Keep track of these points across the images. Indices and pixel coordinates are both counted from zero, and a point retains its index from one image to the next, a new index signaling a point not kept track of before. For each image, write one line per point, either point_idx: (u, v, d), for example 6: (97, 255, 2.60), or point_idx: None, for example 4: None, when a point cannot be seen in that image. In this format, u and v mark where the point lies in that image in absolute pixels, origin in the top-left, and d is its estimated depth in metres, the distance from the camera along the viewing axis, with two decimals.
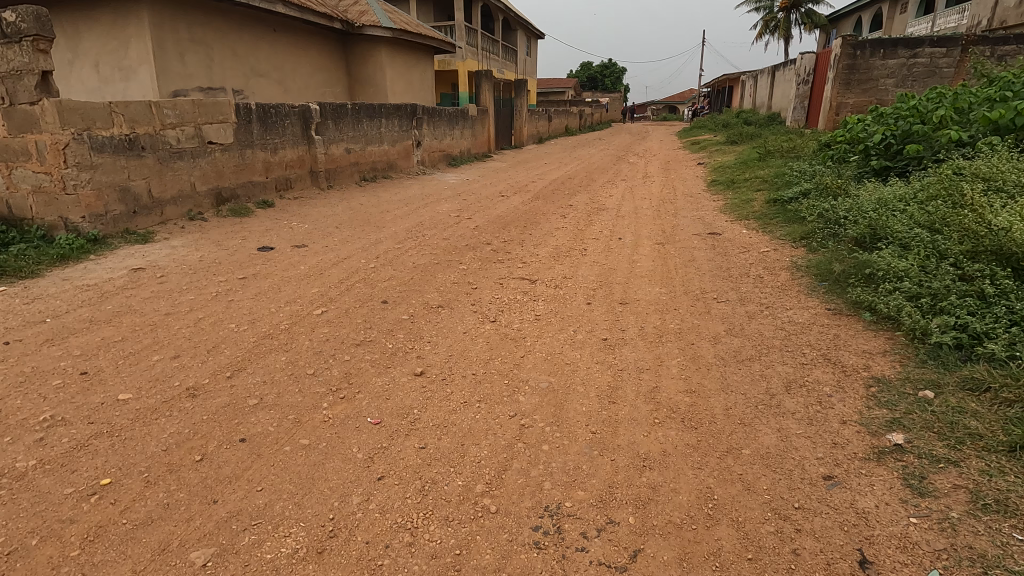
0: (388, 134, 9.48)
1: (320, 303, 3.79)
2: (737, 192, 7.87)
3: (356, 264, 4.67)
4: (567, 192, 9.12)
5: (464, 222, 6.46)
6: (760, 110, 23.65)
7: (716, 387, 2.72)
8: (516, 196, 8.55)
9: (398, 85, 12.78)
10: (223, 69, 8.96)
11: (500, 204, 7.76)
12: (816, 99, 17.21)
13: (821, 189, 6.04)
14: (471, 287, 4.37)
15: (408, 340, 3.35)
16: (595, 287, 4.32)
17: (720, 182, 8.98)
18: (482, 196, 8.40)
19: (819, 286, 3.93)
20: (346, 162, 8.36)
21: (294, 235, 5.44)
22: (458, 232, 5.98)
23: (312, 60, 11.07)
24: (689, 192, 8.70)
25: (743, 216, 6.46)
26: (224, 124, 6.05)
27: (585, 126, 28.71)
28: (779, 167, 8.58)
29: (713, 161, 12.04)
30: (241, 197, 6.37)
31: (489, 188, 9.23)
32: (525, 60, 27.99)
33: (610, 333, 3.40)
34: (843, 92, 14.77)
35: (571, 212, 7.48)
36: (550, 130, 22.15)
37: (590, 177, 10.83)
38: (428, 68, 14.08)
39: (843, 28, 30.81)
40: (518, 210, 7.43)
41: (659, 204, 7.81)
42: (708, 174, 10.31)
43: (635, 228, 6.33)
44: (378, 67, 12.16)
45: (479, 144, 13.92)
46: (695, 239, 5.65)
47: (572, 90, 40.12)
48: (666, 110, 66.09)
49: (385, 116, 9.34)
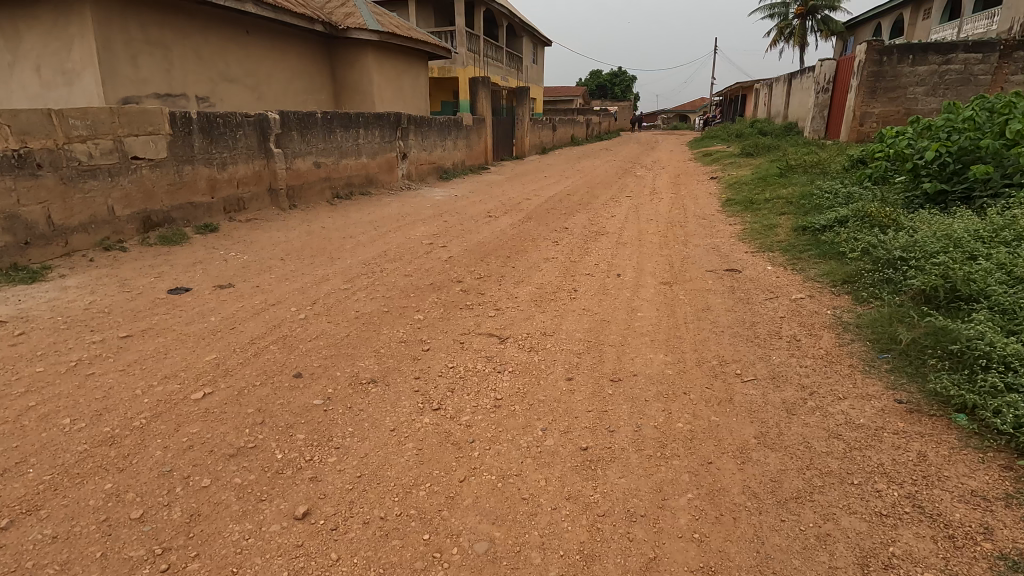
0: (366, 146, 8.60)
1: (208, 378, 2.85)
2: (756, 215, 6.86)
3: (283, 313, 3.75)
4: (563, 211, 8.17)
5: (437, 251, 5.53)
6: (775, 119, 22.62)
7: (749, 564, 1.72)
8: (505, 217, 7.62)
9: (387, 93, 11.94)
10: (184, 74, 8.13)
11: (485, 227, 6.83)
12: (837, 108, 16.15)
13: (862, 217, 5.04)
14: (422, 348, 3.42)
15: (307, 445, 2.40)
16: (579, 351, 3.36)
17: (736, 201, 7.96)
18: (467, 217, 7.47)
19: (880, 358, 2.95)
20: (315, 178, 7.47)
21: (224, 271, 4.53)
22: (426, 266, 5.04)
23: (290, 65, 10.24)
24: (701, 213, 7.71)
25: (765, 246, 5.47)
26: (154, 136, 5.17)
27: (592, 135, 27.78)
28: (804, 185, 7.56)
29: (728, 176, 11.04)
30: (177, 221, 5.48)
31: (477, 207, 8.29)
32: (530, 68, 27.20)
33: (590, 438, 2.43)
34: (868, 100, 13.71)
35: (566, 238, 6.52)
36: (554, 140, 21.24)
37: (591, 193, 9.88)
38: (421, 74, 13.23)
39: (862, 36, 29.74)
40: (505, 235, 6.50)
41: (667, 228, 6.82)
42: (722, 191, 9.30)
43: (637, 261, 5.36)
44: (364, 73, 11.33)
45: (474, 156, 13.02)
46: (707, 278, 4.67)
47: (580, 98, 39.32)
48: (677, 119, 65.06)
49: (363, 127, 8.46)
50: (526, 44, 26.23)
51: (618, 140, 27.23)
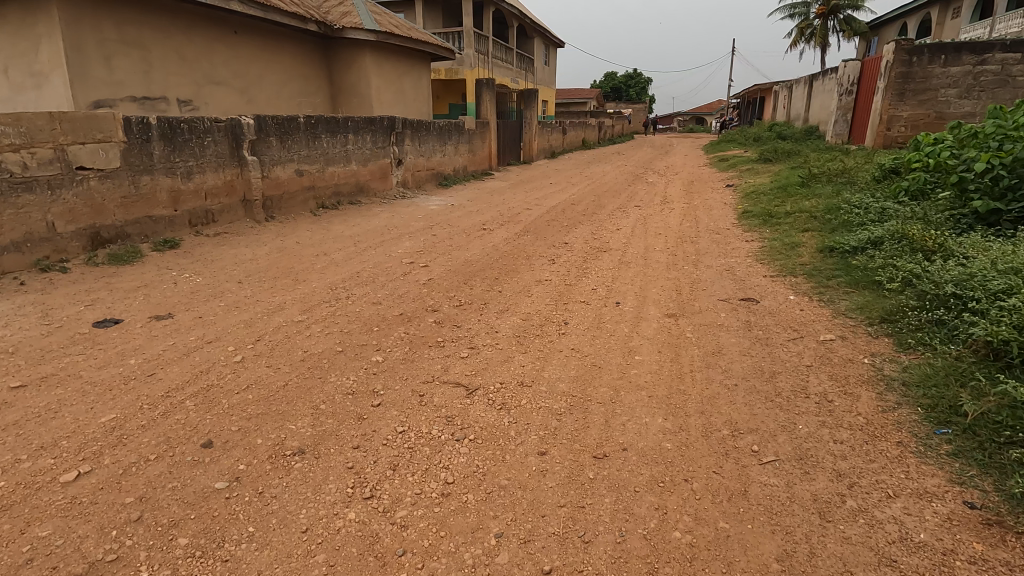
0: (356, 152, 8.10)
1: (92, 450, 2.31)
2: (775, 230, 6.21)
3: (217, 354, 3.20)
4: (565, 223, 7.58)
5: (417, 272, 4.98)
6: (795, 122, 21.77)
7: None
8: (499, 229, 7.06)
9: (387, 96, 11.46)
10: (164, 76, 7.70)
11: (476, 242, 6.27)
12: (862, 110, 15.34)
13: (900, 239, 4.39)
14: (371, 403, 2.85)
15: (186, 556, 1.84)
16: (560, 411, 2.76)
17: (754, 214, 7.29)
18: (459, 229, 6.92)
19: (938, 433, 2.33)
20: (297, 187, 6.98)
21: (168, 297, 4.02)
22: (400, 291, 4.47)
23: (283, 67, 9.79)
24: (714, 227, 7.05)
25: (787, 269, 4.83)
26: (105, 144, 4.69)
27: (604, 139, 27.10)
28: (828, 198, 6.89)
29: (745, 184, 10.35)
30: (133, 237, 5.00)
31: (471, 218, 7.73)
32: (542, 70, 26.64)
33: (556, 554, 1.85)
34: (896, 103, 12.91)
35: (564, 255, 5.93)
36: (565, 144, 20.63)
37: (598, 202, 9.27)
38: (423, 76, 12.72)
39: (886, 36, 28.72)
40: (496, 251, 5.93)
41: (676, 245, 6.19)
42: (738, 202, 8.65)
43: (640, 285, 4.74)
44: (362, 76, 10.85)
45: (477, 162, 12.47)
46: (720, 310, 4.04)
47: (594, 101, 38.63)
48: (693, 121, 64.03)
49: (353, 132, 7.96)
50: (538, 45, 25.67)
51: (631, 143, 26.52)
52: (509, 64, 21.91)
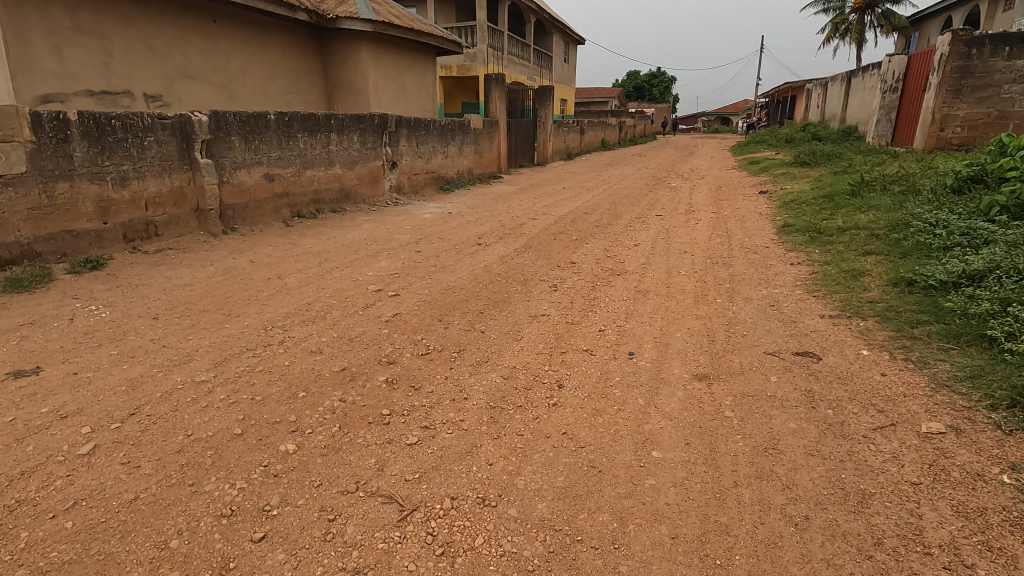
0: (341, 154, 7.22)
1: None
2: (827, 252, 5.14)
3: (63, 440, 2.30)
4: (574, 237, 6.60)
5: (384, 302, 4.06)
6: (830, 123, 20.39)
7: None
8: (497, 244, 6.13)
9: (386, 93, 10.60)
10: (128, 68, 6.93)
11: (467, 261, 5.34)
12: (909, 110, 14.04)
13: (1012, 276, 3.33)
14: (249, 537, 1.89)
15: None
16: (531, 566, 1.77)
17: (796, 229, 6.22)
18: (451, 244, 5.99)
19: None
20: (266, 193, 6.12)
21: (50, 342, 3.13)
22: (354, 331, 3.54)
23: (268, 60, 8.98)
24: (749, 245, 5.98)
25: (852, 308, 3.79)
26: (5, 144, 3.84)
27: (624, 139, 25.97)
28: (888, 213, 5.78)
29: (781, 191, 9.23)
30: (45, 256, 4.16)
31: (468, 229, 6.80)
32: (561, 68, 25.61)
33: None
34: (951, 100, 11.61)
35: (569, 280, 4.95)
36: (582, 145, 19.58)
37: (614, 211, 8.26)
38: (428, 71, 11.81)
39: (928, 31, 27.11)
40: (488, 274, 4.98)
41: (705, 268, 5.13)
42: (774, 213, 7.54)
43: (659, 327, 3.73)
44: (358, 70, 9.99)
45: (484, 164, 11.53)
46: (766, 371, 3.01)
47: (615, 100, 37.39)
48: (717, 122, 62.31)
49: (337, 131, 7.09)
50: (557, 42, 24.65)
51: (652, 144, 25.35)
52: (524, 61, 20.94)
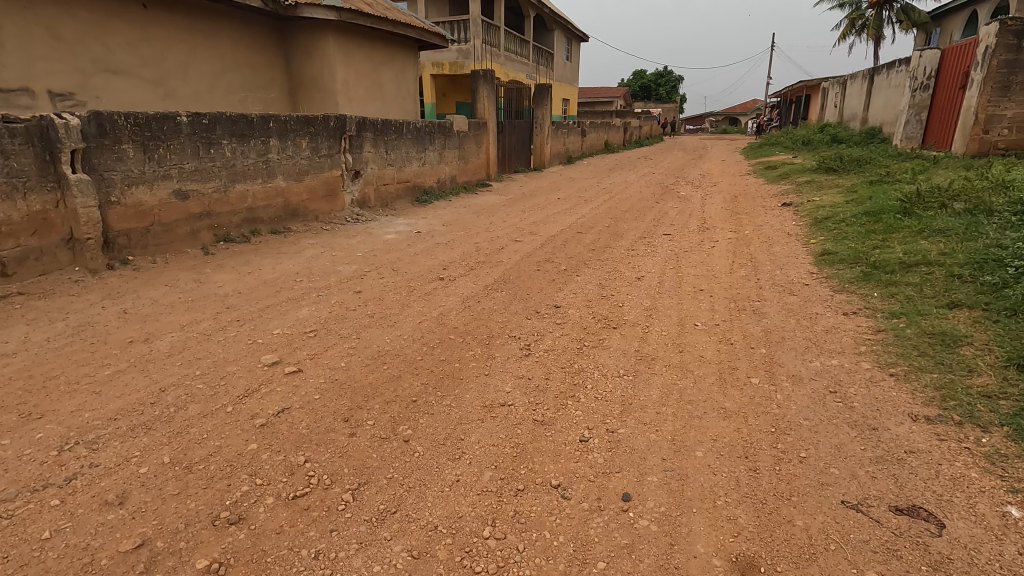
0: (284, 163, 6.02)
1: None
2: (892, 298, 3.89)
3: None
4: (563, 265, 5.39)
5: (274, 386, 2.83)
6: (850, 123, 19.04)
7: None
8: (465, 278, 4.91)
9: (358, 91, 9.43)
10: (26, 61, 5.80)
11: (420, 306, 4.12)
12: (944, 109, 12.73)
13: None
14: None
15: None
16: None
17: (840, 259, 4.96)
18: (407, 278, 4.78)
19: None
20: (177, 214, 4.92)
21: None
22: (201, 450, 2.31)
23: (215, 53, 7.82)
24: (782, 280, 4.73)
25: (961, 405, 2.55)
26: None
27: (629, 141, 24.69)
28: (961, 242, 4.52)
29: (809, 204, 7.97)
30: None
31: (434, 255, 5.59)
32: (563, 65, 24.39)
33: None
34: (997, 99, 10.31)
35: (548, 336, 3.74)
36: (584, 147, 18.34)
37: (614, 229, 7.04)
38: (408, 67, 10.59)
39: (950, 27, 25.70)
40: (441, 327, 3.77)
41: (729, 320, 3.89)
42: (805, 234, 6.28)
43: (670, 436, 2.50)
44: (324, 65, 8.82)
45: (470, 171, 10.30)
46: (856, 561, 1.76)
47: (619, 99, 36.10)
48: (726, 122, 60.76)
49: (278, 136, 5.89)
50: (559, 38, 23.42)
51: (658, 147, 24.06)
52: (523, 58, 19.74)
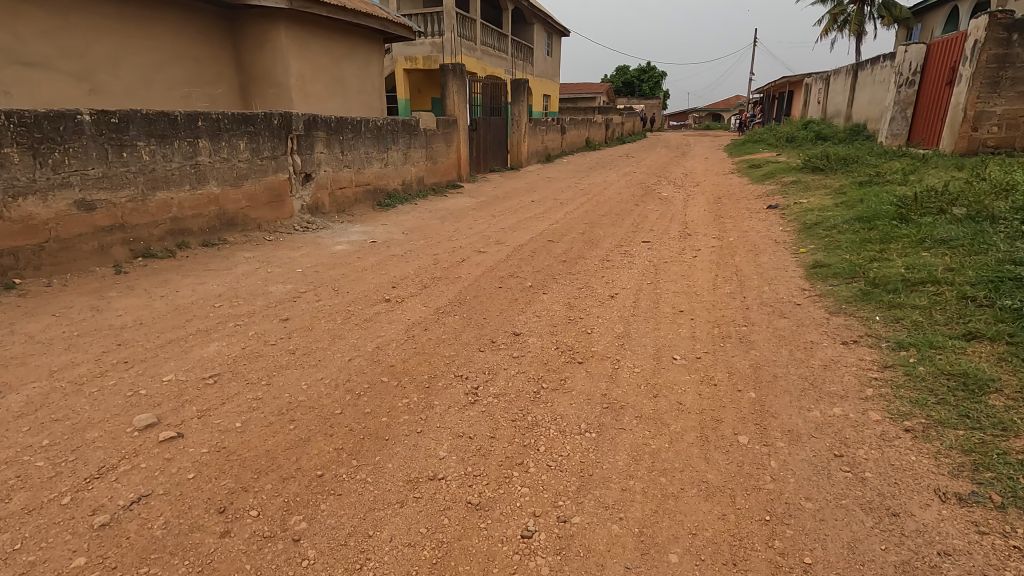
0: (218, 166, 5.38)
1: None
2: (898, 323, 3.40)
3: None
4: (528, 282, 4.83)
5: (137, 459, 2.22)
6: (834, 120, 18.73)
7: None
8: (414, 298, 4.33)
9: (316, 87, 8.75)
10: None
11: (354, 336, 3.53)
12: (930, 106, 12.40)
13: None
14: None
15: None
16: None
17: (834, 273, 4.48)
18: (347, 300, 4.19)
19: None
20: (81, 228, 4.27)
21: None
22: (2, 573, 1.71)
23: (152, 45, 7.13)
24: (770, 299, 4.22)
25: (1001, 479, 2.04)
26: None
27: (611, 138, 24.21)
28: (969, 255, 4.05)
29: (797, 207, 7.51)
30: None
31: (384, 271, 5.00)
32: (543, 61, 23.84)
33: None
34: (986, 95, 9.95)
35: (501, 375, 3.18)
36: (564, 145, 17.79)
37: (589, 237, 6.49)
38: (373, 61, 9.93)
39: (931, 23, 25.57)
40: (374, 365, 3.18)
41: (711, 352, 3.36)
42: (794, 242, 5.80)
43: (637, 529, 1.95)
44: (277, 59, 8.13)
45: (440, 172, 9.69)
46: None
47: (602, 96, 35.66)
48: (709, 119, 60.60)
49: (208, 136, 5.24)
50: (539, 33, 22.85)
51: (641, 144, 23.61)
52: (501, 53, 19.13)
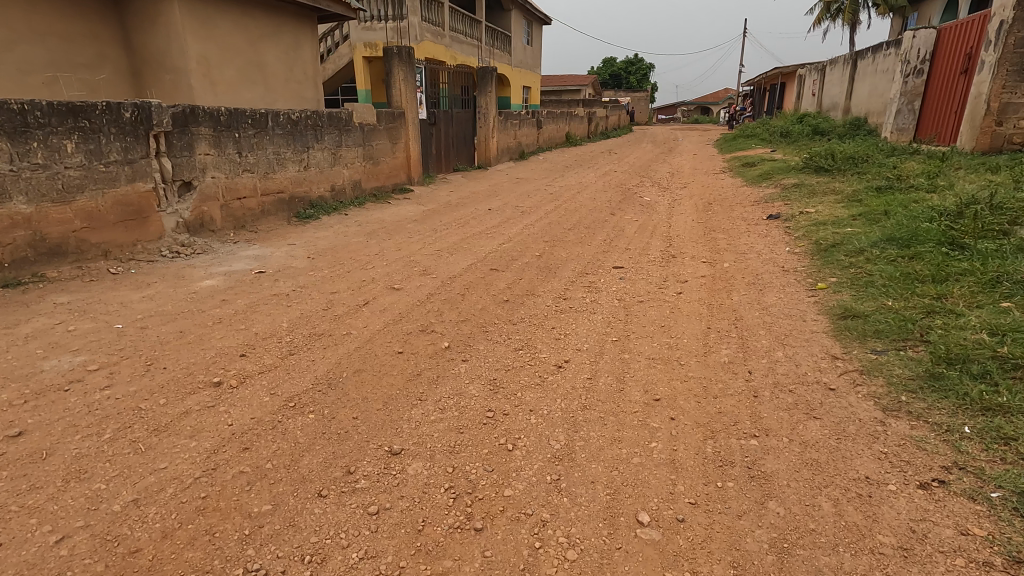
0: (28, 176, 3.92)
1: None
2: (1013, 451, 2.07)
3: None
4: (444, 342, 3.42)
5: None
6: (831, 114, 17.46)
7: None
8: (263, 377, 2.92)
9: (225, 73, 7.25)
10: None
11: (108, 474, 2.12)
12: (942, 97, 11.13)
13: None
14: None
15: None
16: None
17: (878, 332, 3.16)
18: (153, 386, 2.76)
19: None
20: None
21: None
22: None
23: None
24: (789, 376, 2.87)
25: None
26: None
27: (594, 133, 22.82)
28: None
29: (804, 219, 6.19)
30: None
31: (246, 324, 3.56)
32: (523, 50, 22.35)
33: None
34: (1014, 84, 8.63)
35: (333, 563, 1.80)
36: (541, 141, 16.39)
37: (547, 262, 5.10)
38: (304, 43, 8.43)
39: (928, 12, 24.24)
40: (105, 550, 1.78)
41: (703, 506, 1.99)
42: (809, 271, 4.48)
43: None
44: (170, 37, 6.62)
45: (383, 175, 8.24)
46: None
47: (588, 88, 34.26)
48: (698, 113, 59.42)
49: (6, 135, 3.78)
50: (517, 20, 21.38)
51: (626, 139, 22.24)
52: (473, 41, 17.65)
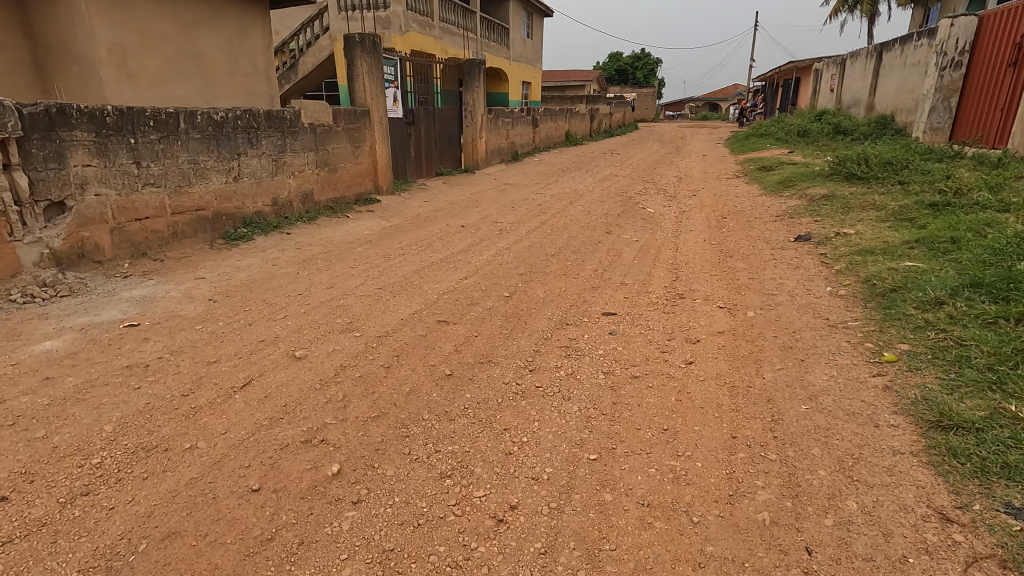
0: None
1: None
2: None
3: None
4: (335, 462, 2.27)
5: None
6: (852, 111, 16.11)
7: None
8: (3, 556, 1.77)
9: (148, 64, 6.12)
10: None
11: None
12: (985, 92, 9.83)
13: None
14: None
15: None
16: None
17: (1009, 471, 1.99)
18: None
19: None
20: None
21: None
22: None
23: None
24: (874, 565, 1.71)
25: None
26: None
27: (596, 131, 21.57)
28: None
29: (844, 244, 5.00)
30: None
31: (51, 427, 2.43)
32: (522, 43, 21.12)
33: None
34: None
35: None
36: (537, 140, 15.20)
37: (517, 307, 3.93)
38: (253, 31, 7.29)
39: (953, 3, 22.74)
40: None
41: None
42: (868, 329, 3.29)
43: None
44: (73, 22, 5.51)
45: (342, 184, 7.10)
46: None
47: (593, 83, 32.94)
48: (707, 109, 57.90)
49: None
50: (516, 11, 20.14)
51: (630, 138, 20.97)
52: (466, 33, 16.47)
